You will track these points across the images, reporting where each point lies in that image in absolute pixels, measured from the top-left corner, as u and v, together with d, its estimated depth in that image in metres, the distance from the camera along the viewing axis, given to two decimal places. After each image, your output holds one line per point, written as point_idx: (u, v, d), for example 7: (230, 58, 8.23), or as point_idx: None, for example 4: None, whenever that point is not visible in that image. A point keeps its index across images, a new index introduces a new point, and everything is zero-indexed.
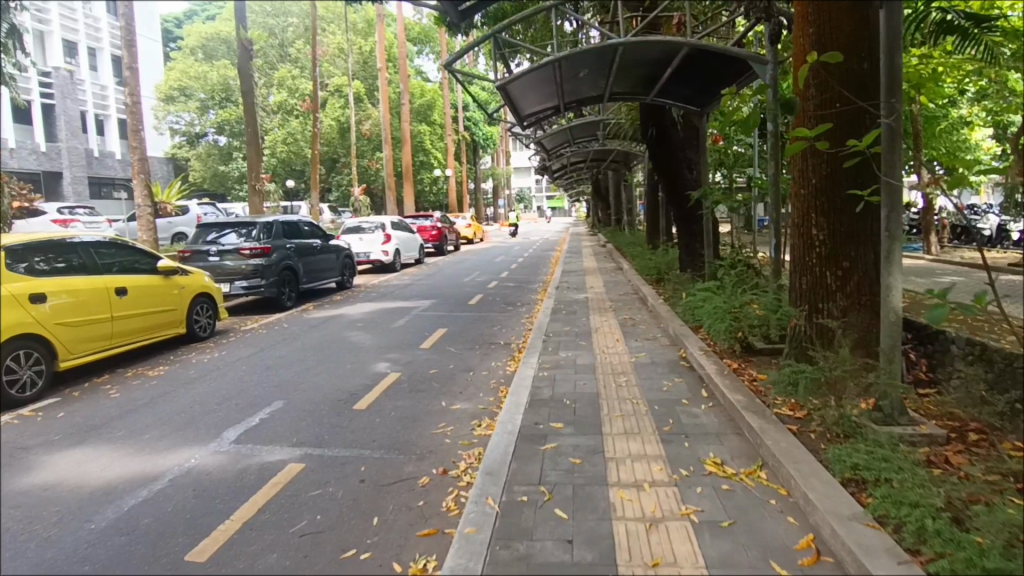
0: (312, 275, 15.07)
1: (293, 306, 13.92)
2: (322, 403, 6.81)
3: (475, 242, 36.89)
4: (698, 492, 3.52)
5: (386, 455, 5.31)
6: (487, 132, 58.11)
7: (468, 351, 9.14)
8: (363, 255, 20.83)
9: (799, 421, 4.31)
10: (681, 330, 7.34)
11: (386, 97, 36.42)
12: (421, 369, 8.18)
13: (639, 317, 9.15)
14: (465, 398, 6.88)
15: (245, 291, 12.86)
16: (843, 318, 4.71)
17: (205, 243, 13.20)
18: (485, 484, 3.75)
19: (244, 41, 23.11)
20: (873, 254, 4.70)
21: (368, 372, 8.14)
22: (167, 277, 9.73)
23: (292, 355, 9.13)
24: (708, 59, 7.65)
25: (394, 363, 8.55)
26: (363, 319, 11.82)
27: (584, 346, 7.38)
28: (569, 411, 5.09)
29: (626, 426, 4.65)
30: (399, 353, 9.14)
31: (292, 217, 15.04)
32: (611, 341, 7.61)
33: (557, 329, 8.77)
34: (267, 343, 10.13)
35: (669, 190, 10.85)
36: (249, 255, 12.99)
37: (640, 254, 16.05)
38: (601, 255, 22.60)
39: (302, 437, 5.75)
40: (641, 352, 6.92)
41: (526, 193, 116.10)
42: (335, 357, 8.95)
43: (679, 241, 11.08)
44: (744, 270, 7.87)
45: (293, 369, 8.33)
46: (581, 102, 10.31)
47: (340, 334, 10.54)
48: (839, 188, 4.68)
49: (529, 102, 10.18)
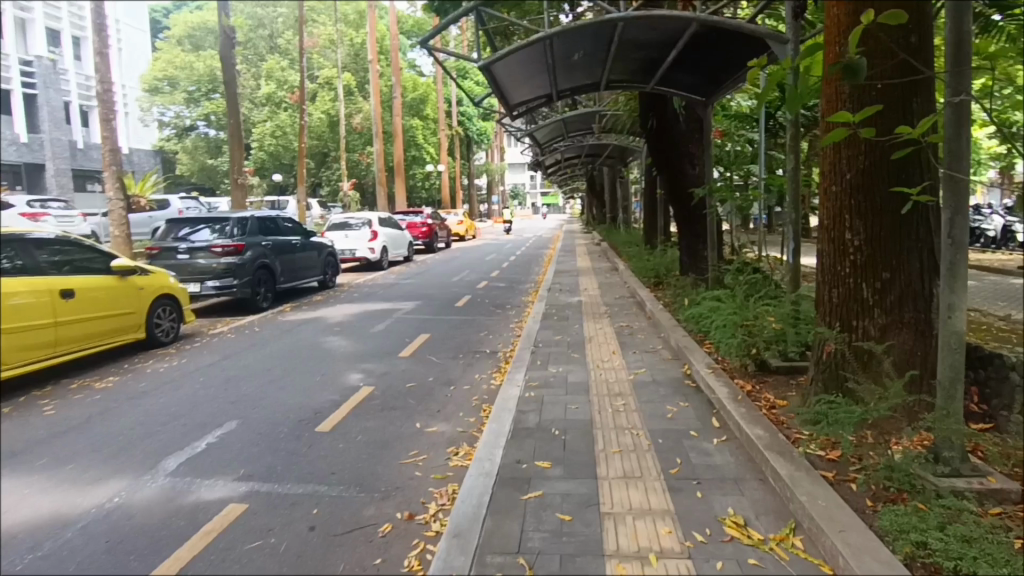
0: (291, 274, 14.27)
1: (269, 308, 13.12)
2: (281, 424, 6.04)
3: (467, 238, 36.02)
4: (719, 568, 2.79)
5: (345, 493, 4.55)
6: (481, 127, 57.29)
7: (451, 360, 8.39)
8: (349, 253, 20.03)
9: (833, 465, 3.63)
10: (684, 343, 6.64)
11: (377, 90, 35.49)
12: (397, 382, 7.42)
13: (637, 324, 8.42)
14: (442, 419, 6.13)
15: (217, 291, 12.06)
16: (882, 339, 4.04)
17: (175, 240, 12.33)
18: (450, 552, 2.99)
19: (226, 28, 22.21)
20: (919, 263, 4.00)
21: (338, 384, 7.37)
22: (123, 277, 8.89)
23: (258, 364, 8.34)
24: (718, 40, 6.91)
25: (368, 375, 7.77)
26: (341, 322, 11.04)
27: (577, 360, 6.64)
28: (557, 443, 4.36)
29: (625, 467, 3.91)
30: (375, 362, 8.37)
31: (270, 212, 14.22)
32: (606, 353, 6.87)
33: (547, 337, 8.03)
34: (234, 348, 9.34)
35: (669, 186, 10.16)
36: (220, 253, 12.18)
37: (636, 254, 15.33)
38: (595, 254, 21.87)
39: (250, 469, 4.98)
40: (640, 367, 6.21)
41: (520, 189, 115.24)
42: (306, 366, 8.17)
43: (680, 241, 10.38)
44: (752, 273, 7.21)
45: (256, 380, 7.57)
46: (576, 90, 9.58)
47: (314, 339, 9.75)
48: (879, 185, 3.99)
49: (518, 89, 9.38)
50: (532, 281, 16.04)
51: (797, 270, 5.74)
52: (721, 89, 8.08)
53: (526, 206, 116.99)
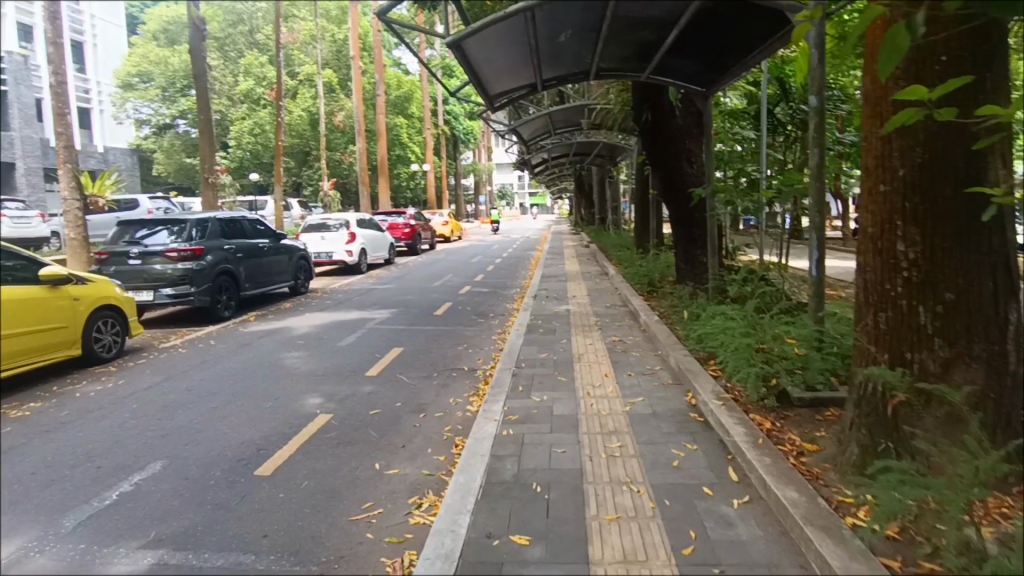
0: (257, 281, 13.28)
1: (231, 317, 12.12)
2: (215, 465, 5.10)
3: (452, 240, 35.12)
4: None
5: (275, 567, 3.65)
6: (467, 127, 56.41)
7: (423, 381, 7.49)
8: (325, 255, 19.04)
9: (894, 548, 2.89)
10: (687, 365, 5.81)
11: (359, 87, 34.40)
12: (360, 409, 6.51)
13: (631, 339, 7.61)
14: (407, 458, 5.23)
15: (172, 299, 11.07)
16: (945, 376, 3.34)
17: (127, 243, 11.29)
18: None
19: (197, 19, 21.05)
20: (992, 283, 3.29)
21: (291, 411, 6.44)
22: (54, 287, 7.90)
23: (205, 385, 7.38)
24: (730, 14, 6.04)
25: (328, 398, 6.85)
26: (308, 333, 10.12)
27: (564, 385, 5.76)
28: (538, 507, 3.49)
29: (625, 544, 3.06)
30: (339, 382, 7.44)
31: (233, 212, 13.21)
32: (597, 376, 6.01)
33: (531, 355, 7.15)
34: (183, 366, 8.36)
35: (664, 186, 9.34)
36: (177, 258, 11.18)
37: (627, 259, 14.52)
38: (583, 257, 21.10)
39: (165, 533, 4.05)
40: (636, 395, 5.37)
41: (507, 189, 114.36)
42: (259, 387, 7.23)
43: (677, 246, 9.57)
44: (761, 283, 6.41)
45: (199, 407, 6.61)
46: (562, 79, 8.74)
47: (274, 353, 8.80)
48: (943, 185, 3.27)
49: (500, 77, 8.49)
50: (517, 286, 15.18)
51: (818, 285, 4.94)
52: (723, 79, 7.30)
53: (513, 206, 116.11)
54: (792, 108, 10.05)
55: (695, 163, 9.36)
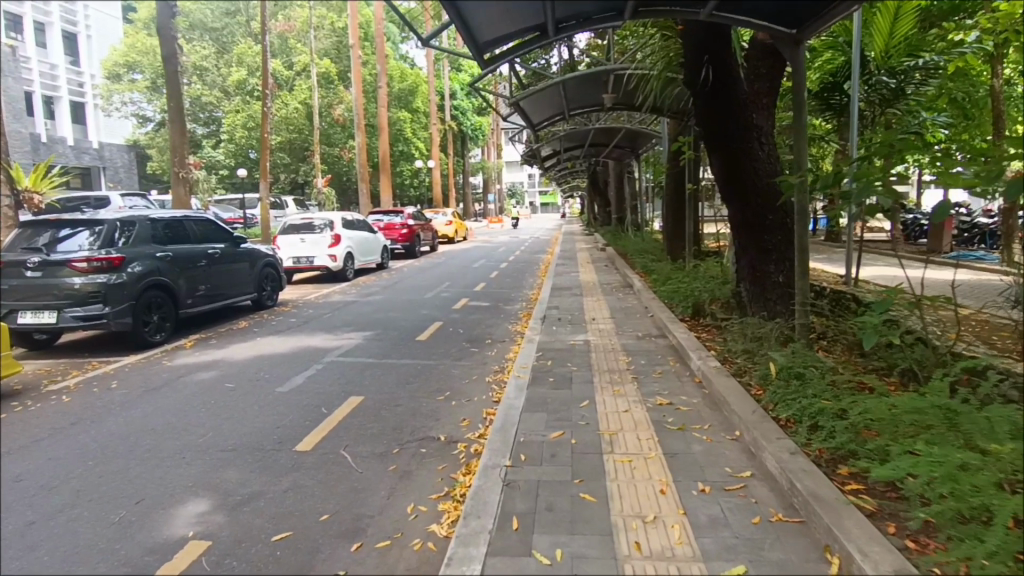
0: (204, 295, 10.88)
1: (162, 342, 9.72)
2: None
3: (456, 241, 32.68)
4: None
5: None
6: (477, 123, 53.96)
7: (375, 463, 5.01)
8: (305, 260, 16.63)
9: None
10: (805, 480, 3.34)
11: (359, 78, 31.25)
12: (259, 528, 4.04)
13: (684, 399, 5.17)
14: None
15: (82, 322, 8.68)
16: None
17: (26, 250, 8.86)
18: None
19: None
20: None
21: (145, 534, 3.96)
22: None
23: (49, 469, 4.92)
24: None
25: (219, 502, 4.39)
26: (245, 372, 7.69)
27: (591, 518, 3.28)
28: None
29: None
30: (251, 464, 4.99)
31: (174, 212, 10.79)
32: (652, 494, 3.51)
33: (535, 432, 4.63)
34: (48, 426, 5.92)
35: (724, 172, 6.83)
36: (88, 269, 8.77)
37: (659, 270, 11.92)
38: (601, 262, 18.66)
39: None
40: (737, 557, 2.88)
41: (518, 189, 111.65)
42: (128, 475, 4.80)
43: (740, 258, 7.06)
44: (877, 310, 4.31)
45: (8, 518, 4.14)
46: (584, 21, 6.23)
47: (182, 408, 6.35)
48: None
49: (494, 15, 5.94)
50: (524, 299, 12.74)
51: None
52: (831, 6, 4.87)
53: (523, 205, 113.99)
54: (870, 82, 8.53)
55: (769, 145, 6.92)
